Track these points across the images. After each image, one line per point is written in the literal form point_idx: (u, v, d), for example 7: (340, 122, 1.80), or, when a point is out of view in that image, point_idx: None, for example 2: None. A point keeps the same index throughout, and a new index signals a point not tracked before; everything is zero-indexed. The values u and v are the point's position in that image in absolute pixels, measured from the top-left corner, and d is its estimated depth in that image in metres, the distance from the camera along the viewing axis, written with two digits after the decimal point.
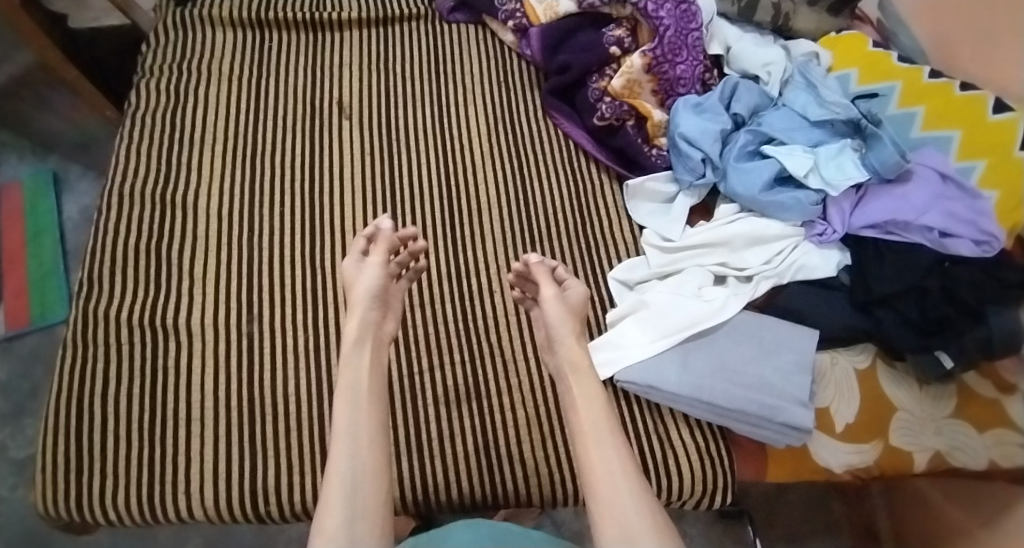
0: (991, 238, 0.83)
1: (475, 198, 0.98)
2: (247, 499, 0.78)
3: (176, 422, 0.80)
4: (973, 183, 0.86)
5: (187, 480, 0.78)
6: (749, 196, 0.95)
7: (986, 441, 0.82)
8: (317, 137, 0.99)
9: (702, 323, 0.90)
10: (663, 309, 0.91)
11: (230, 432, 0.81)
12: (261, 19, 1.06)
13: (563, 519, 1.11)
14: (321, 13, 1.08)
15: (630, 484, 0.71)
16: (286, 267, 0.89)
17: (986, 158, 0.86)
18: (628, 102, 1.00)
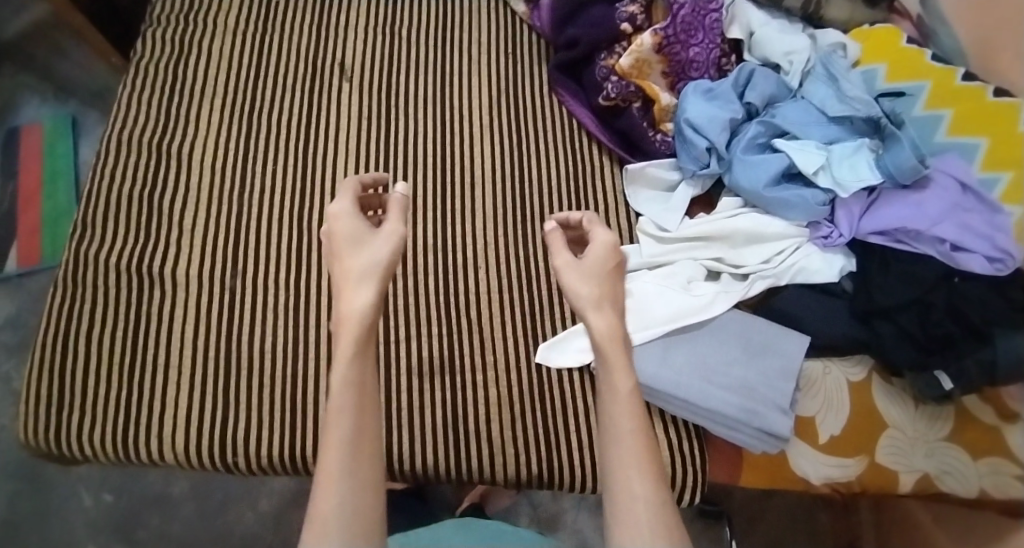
0: (1006, 255, 0.81)
1: (470, 173, 0.96)
2: (215, 447, 0.80)
3: (153, 368, 0.82)
4: (995, 196, 0.83)
5: (160, 424, 0.81)
6: (753, 190, 0.91)
7: (980, 469, 0.86)
8: (317, 99, 0.98)
9: (687, 318, 0.87)
10: (648, 300, 0.88)
11: (204, 382, 0.82)
12: None
13: (540, 501, 1.11)
14: None
15: (640, 486, 0.64)
16: (274, 225, 0.90)
17: (1011, 172, 0.84)
18: (635, 83, 0.96)
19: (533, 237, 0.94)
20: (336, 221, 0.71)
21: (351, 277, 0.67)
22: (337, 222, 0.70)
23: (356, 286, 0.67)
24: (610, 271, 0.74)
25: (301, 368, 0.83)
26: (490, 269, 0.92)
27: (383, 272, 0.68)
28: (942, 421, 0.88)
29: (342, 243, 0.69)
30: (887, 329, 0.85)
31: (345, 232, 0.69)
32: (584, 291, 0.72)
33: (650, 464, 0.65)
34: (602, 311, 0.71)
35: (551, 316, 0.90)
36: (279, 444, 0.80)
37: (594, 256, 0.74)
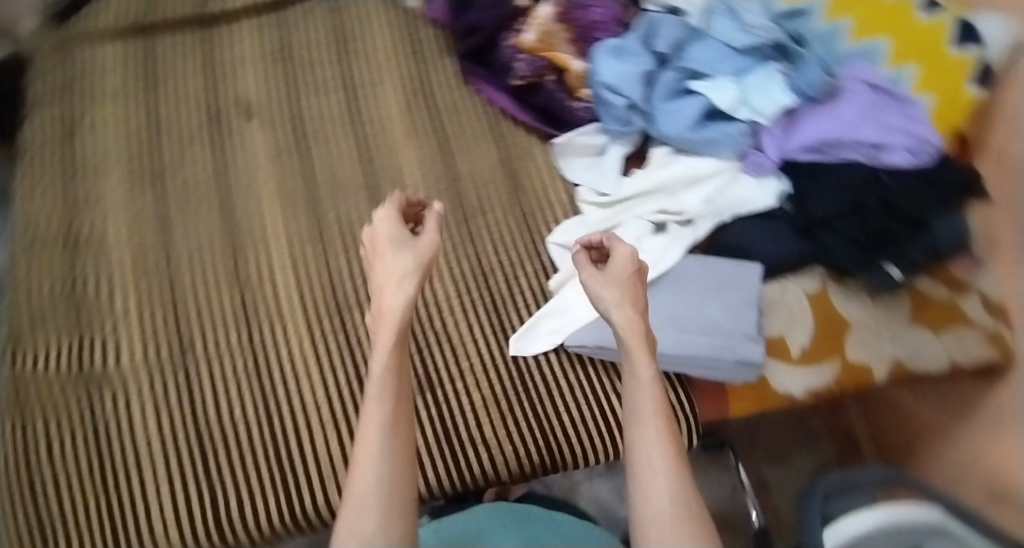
0: (926, 144, 0.85)
1: (402, 184, 0.94)
2: (212, 530, 0.77)
3: (126, 470, 0.78)
4: (906, 90, 0.87)
5: (148, 524, 0.76)
6: (679, 137, 0.92)
7: (945, 342, 0.91)
8: (227, 146, 0.94)
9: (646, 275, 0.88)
10: None
11: (183, 470, 0.79)
12: (147, 26, 1.01)
13: (552, 480, 1.13)
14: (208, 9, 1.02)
15: (663, 485, 0.63)
16: (216, 288, 0.88)
17: (917, 64, 0.87)
18: (544, 57, 0.96)
19: (480, 233, 0.94)
20: (377, 230, 0.75)
21: (393, 276, 0.72)
22: (379, 228, 0.75)
23: (400, 282, 0.71)
24: (631, 276, 0.75)
25: (284, 423, 0.82)
26: (443, 279, 0.92)
27: (421, 273, 0.73)
28: (900, 307, 0.93)
29: (386, 246, 0.74)
30: (832, 240, 0.88)
31: (389, 236, 0.73)
32: (603, 296, 0.73)
33: (674, 462, 0.64)
34: (626, 315, 0.71)
35: (516, 307, 0.91)
36: (281, 507, 0.78)
37: (616, 265, 0.75)
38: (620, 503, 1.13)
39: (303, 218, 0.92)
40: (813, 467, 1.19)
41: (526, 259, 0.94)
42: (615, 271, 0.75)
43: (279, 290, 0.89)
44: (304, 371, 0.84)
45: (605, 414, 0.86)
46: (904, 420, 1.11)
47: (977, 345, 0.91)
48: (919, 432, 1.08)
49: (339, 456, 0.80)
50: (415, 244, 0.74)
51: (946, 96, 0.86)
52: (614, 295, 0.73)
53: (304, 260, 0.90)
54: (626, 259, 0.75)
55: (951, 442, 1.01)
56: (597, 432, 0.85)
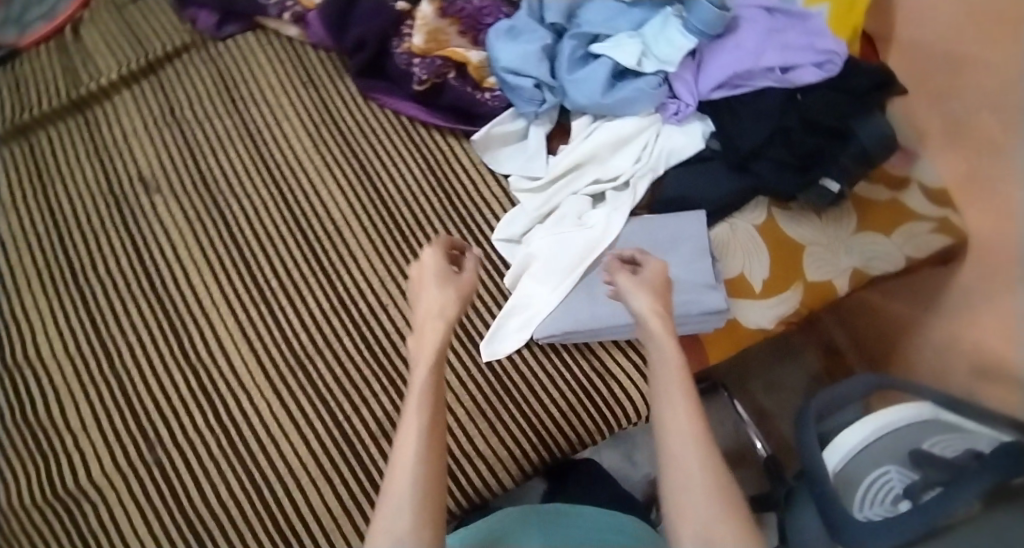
0: (831, 56, 0.87)
1: (331, 220, 0.91)
2: None
3: None
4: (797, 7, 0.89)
5: None
6: (594, 103, 0.90)
7: (897, 241, 0.93)
8: (140, 231, 0.88)
9: (595, 252, 0.86)
10: (553, 253, 0.87)
11: None
12: (18, 127, 0.92)
13: None
14: (77, 91, 0.93)
15: (698, 483, 0.62)
16: (169, 375, 0.85)
17: None
18: (440, 55, 0.91)
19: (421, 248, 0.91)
20: (422, 265, 0.76)
21: (435, 306, 0.72)
22: (426, 260, 0.76)
23: (441, 311, 0.72)
24: (660, 284, 0.77)
25: (276, 493, 0.80)
26: (397, 305, 0.89)
27: (459, 303, 0.73)
28: (847, 217, 0.95)
29: (429, 279, 0.75)
30: (766, 168, 0.88)
31: (434, 268, 0.74)
32: (636, 301, 0.75)
33: (703, 447, 0.64)
34: (659, 319, 0.73)
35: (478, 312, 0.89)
36: None
37: (649, 272, 0.77)
38: (634, 469, 1.14)
39: (239, 281, 0.88)
40: (806, 385, 1.18)
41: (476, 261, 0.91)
42: (649, 279, 0.77)
43: (235, 362, 0.85)
44: (283, 436, 0.82)
45: (590, 395, 0.85)
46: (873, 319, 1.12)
47: (927, 236, 0.92)
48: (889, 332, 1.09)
49: (337, 507, 0.79)
50: (456, 279, 0.75)
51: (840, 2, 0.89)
52: (647, 299, 0.74)
53: (253, 325, 0.87)
54: (657, 269, 0.78)
55: (927, 330, 1.02)
56: (587, 412, 0.84)
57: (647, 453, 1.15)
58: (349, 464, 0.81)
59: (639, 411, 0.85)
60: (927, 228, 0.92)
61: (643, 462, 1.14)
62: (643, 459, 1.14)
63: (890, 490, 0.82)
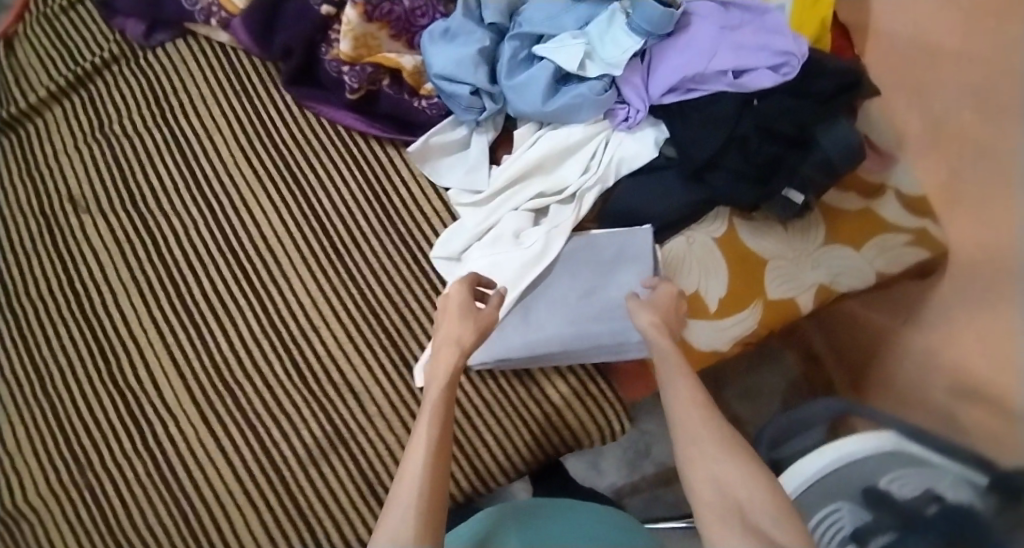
0: (788, 57, 0.80)
1: (260, 235, 0.87)
2: None
3: None
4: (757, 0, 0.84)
5: None
6: (535, 111, 0.84)
7: (868, 255, 0.87)
8: (69, 253, 0.87)
9: (531, 273, 0.82)
10: (488, 274, 0.82)
11: None
12: None
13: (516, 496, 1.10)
14: (8, 111, 0.91)
15: (726, 466, 0.60)
16: (100, 401, 0.83)
17: None
18: (370, 62, 0.86)
19: (357, 266, 0.87)
20: (447, 299, 0.76)
21: (453, 334, 0.72)
22: (452, 292, 0.76)
23: (459, 337, 0.72)
24: (671, 309, 0.77)
25: (205, 519, 0.80)
26: (331, 327, 0.85)
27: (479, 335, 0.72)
28: (816, 228, 0.88)
29: (452, 309, 0.75)
30: (722, 180, 0.82)
31: (457, 300, 0.74)
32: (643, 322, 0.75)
33: (727, 443, 0.62)
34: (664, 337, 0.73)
35: (415, 335, 0.85)
36: None
37: (660, 297, 0.77)
38: (599, 476, 1.12)
39: (170, 305, 0.85)
40: (783, 391, 1.13)
41: (411, 281, 0.86)
42: (659, 303, 0.77)
43: (162, 389, 0.83)
44: (215, 463, 0.81)
45: (528, 423, 0.83)
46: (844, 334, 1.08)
47: (900, 250, 0.86)
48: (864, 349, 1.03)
49: (264, 534, 0.80)
50: (477, 314, 0.74)
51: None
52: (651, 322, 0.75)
53: (180, 350, 0.84)
54: (666, 293, 0.78)
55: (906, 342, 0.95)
56: (524, 439, 0.83)
57: (614, 461, 1.12)
58: (279, 491, 0.81)
59: (576, 436, 0.85)
60: (902, 242, 0.86)
61: (609, 470, 1.12)
62: (609, 467, 1.12)
63: (839, 531, 0.78)
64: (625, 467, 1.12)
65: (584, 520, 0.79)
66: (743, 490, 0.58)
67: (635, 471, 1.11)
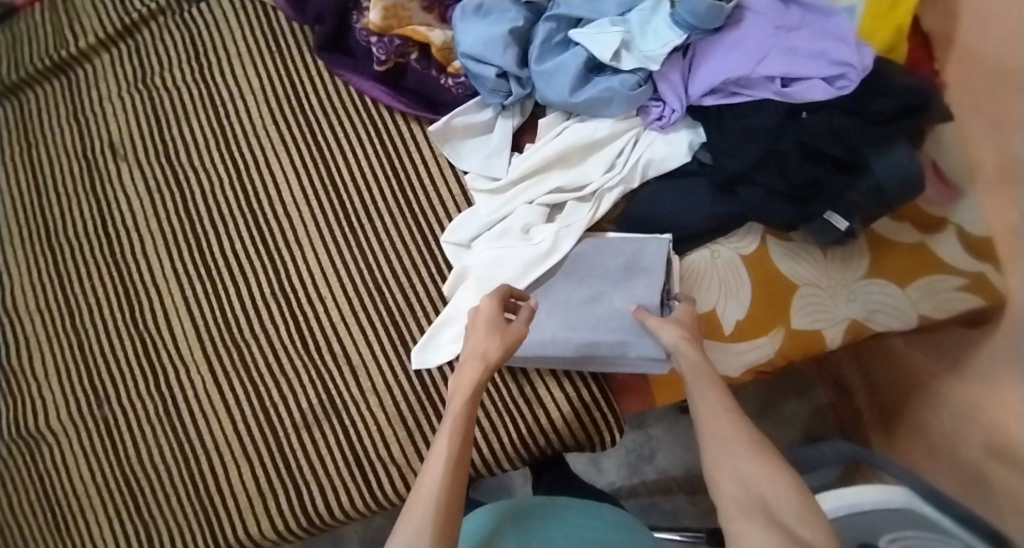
0: (845, 69, 0.72)
1: (280, 201, 0.86)
2: None
3: (62, 527, 0.81)
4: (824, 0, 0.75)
5: None
6: (561, 102, 0.79)
7: (913, 296, 0.79)
8: (101, 192, 0.89)
9: (534, 272, 0.77)
10: (490, 267, 0.79)
11: (113, 524, 0.80)
12: (10, 85, 0.97)
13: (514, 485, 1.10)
14: (60, 53, 0.95)
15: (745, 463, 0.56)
16: (112, 336, 0.84)
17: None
18: (398, 34, 0.84)
19: (368, 239, 0.84)
20: (476, 312, 0.71)
21: (479, 350, 0.68)
22: (482, 307, 0.71)
23: (484, 352, 0.67)
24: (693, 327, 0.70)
25: (202, 465, 0.79)
26: (338, 295, 0.82)
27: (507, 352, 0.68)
28: (858, 258, 0.80)
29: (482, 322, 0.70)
30: (755, 195, 0.74)
31: (486, 313, 0.69)
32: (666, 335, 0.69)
33: (742, 439, 0.58)
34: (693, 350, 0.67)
35: (416, 314, 0.81)
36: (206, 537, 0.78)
37: (681, 315, 0.71)
38: (598, 474, 1.10)
39: (187, 252, 0.85)
40: (806, 417, 1.12)
41: (420, 262, 0.83)
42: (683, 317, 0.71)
43: (175, 334, 0.83)
44: (214, 411, 0.80)
45: (515, 422, 0.81)
46: (886, 369, 1.02)
47: (950, 295, 0.78)
48: (908, 385, 0.97)
49: (253, 492, 0.78)
50: (506, 328, 0.69)
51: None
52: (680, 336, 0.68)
53: (197, 304, 0.84)
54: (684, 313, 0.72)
55: (946, 391, 0.89)
56: (509, 437, 0.81)
57: (616, 461, 1.10)
58: (271, 451, 0.79)
59: (563, 442, 0.82)
60: (954, 286, 0.78)
61: (608, 470, 1.10)
62: (610, 466, 1.10)
63: None
64: (625, 468, 1.10)
65: (576, 517, 0.78)
66: (766, 486, 0.55)
67: (635, 474, 1.10)
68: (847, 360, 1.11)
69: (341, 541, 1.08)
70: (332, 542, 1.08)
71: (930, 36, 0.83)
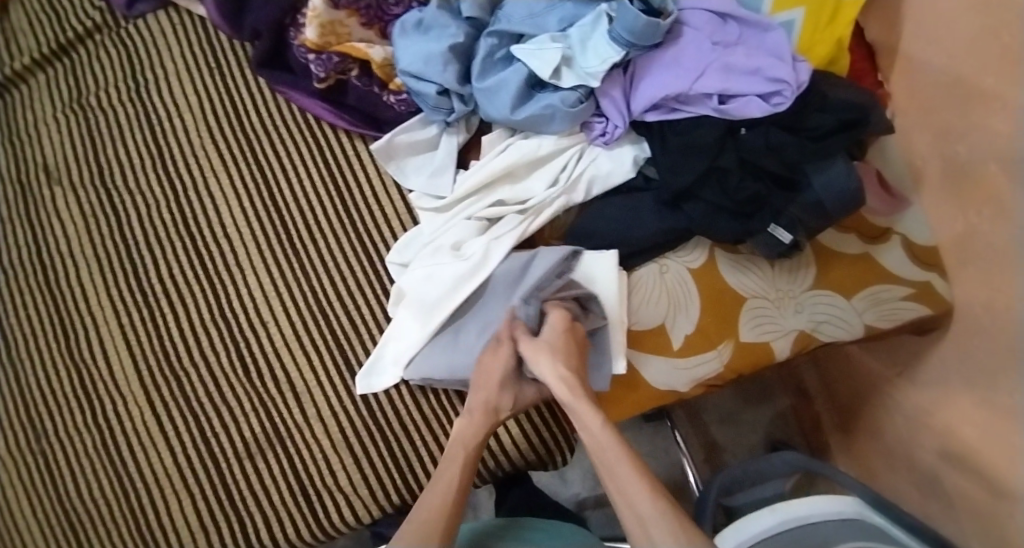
0: (781, 86, 0.71)
1: (221, 225, 0.84)
2: None
3: None
4: (762, 14, 0.74)
5: None
6: (503, 119, 0.78)
7: (859, 307, 0.78)
8: (38, 217, 0.87)
9: (466, 287, 0.76)
10: (426, 284, 0.77)
11: None
12: None
13: (479, 501, 1.10)
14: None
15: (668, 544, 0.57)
16: (50, 365, 0.82)
17: (803, 7, 0.74)
18: (336, 51, 0.82)
19: (311, 261, 0.83)
20: (490, 356, 0.71)
21: (492, 405, 0.70)
22: (497, 359, 0.70)
23: (497, 409, 0.70)
24: (564, 339, 0.69)
25: (144, 499, 0.78)
26: (281, 319, 0.81)
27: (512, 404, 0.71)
28: (805, 270, 0.79)
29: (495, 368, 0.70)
30: (699, 211, 0.74)
31: (503, 366, 0.70)
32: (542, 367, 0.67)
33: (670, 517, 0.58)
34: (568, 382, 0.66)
35: (361, 337, 0.80)
36: None
37: (550, 331, 0.69)
38: (564, 486, 1.10)
39: (125, 277, 0.83)
40: (767, 422, 1.12)
41: (365, 284, 0.81)
42: (554, 343, 0.68)
43: (114, 364, 0.81)
44: (155, 442, 0.79)
45: None
46: (842, 373, 1.02)
47: (896, 305, 0.78)
48: (862, 391, 0.98)
49: (197, 523, 0.77)
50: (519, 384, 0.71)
51: (816, 8, 0.74)
52: (550, 359, 0.67)
53: (136, 332, 0.82)
54: (558, 321, 0.70)
55: (900, 397, 0.90)
56: None
57: (580, 472, 1.10)
58: (215, 481, 0.77)
59: (514, 463, 0.81)
60: (901, 297, 0.78)
61: (574, 481, 1.10)
62: (575, 477, 1.10)
63: None
64: (590, 479, 1.10)
65: (537, 536, 0.77)
66: None
67: (600, 484, 1.09)
68: (805, 364, 1.11)
69: None
70: None
71: (874, 45, 0.82)
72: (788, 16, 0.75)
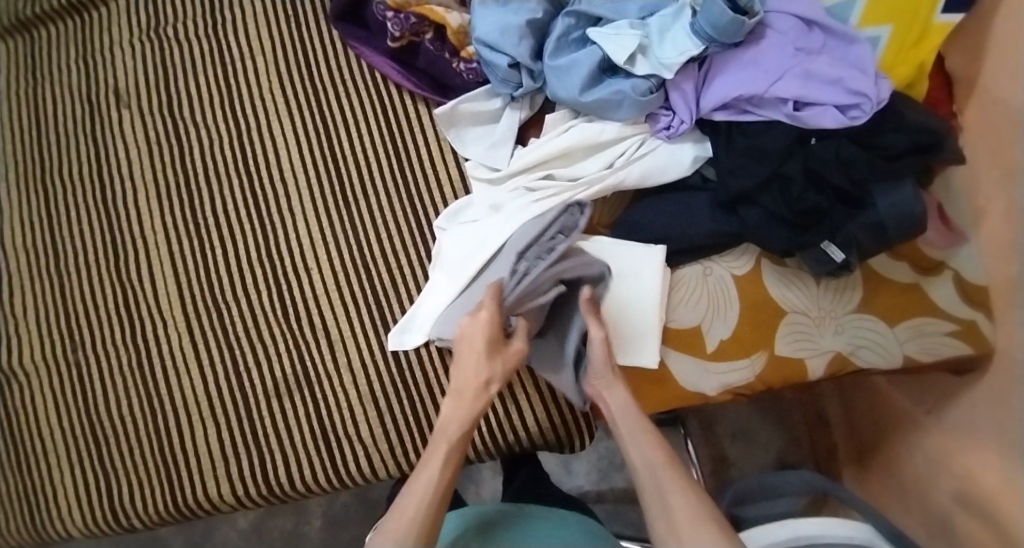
0: (859, 99, 0.71)
1: (279, 168, 0.85)
2: (109, 515, 0.79)
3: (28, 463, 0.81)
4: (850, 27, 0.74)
5: (57, 505, 0.80)
6: (570, 99, 0.78)
7: (900, 336, 0.77)
8: (101, 137, 0.88)
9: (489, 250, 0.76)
10: (465, 242, 0.78)
11: (78, 461, 0.80)
12: (20, 19, 0.95)
13: (481, 478, 1.10)
14: None
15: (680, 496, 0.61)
16: (95, 282, 0.83)
17: (892, 25, 0.74)
18: (414, 12, 0.83)
19: (360, 216, 0.83)
20: (474, 324, 0.68)
21: (478, 381, 0.68)
22: (478, 321, 0.68)
23: (486, 383, 0.68)
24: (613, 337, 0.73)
25: (171, 423, 0.79)
26: (326, 267, 0.82)
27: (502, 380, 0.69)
28: (852, 290, 0.78)
29: (480, 341, 0.68)
30: (754, 216, 0.74)
31: (487, 337, 0.67)
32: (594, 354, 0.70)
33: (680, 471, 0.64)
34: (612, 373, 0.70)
35: (399, 294, 0.81)
36: (166, 499, 0.78)
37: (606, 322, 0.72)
38: (568, 476, 1.10)
39: (181, 206, 0.85)
40: (782, 444, 1.11)
41: (410, 243, 0.82)
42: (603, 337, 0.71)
43: (159, 288, 0.82)
44: (190, 369, 0.80)
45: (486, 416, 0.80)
46: (868, 406, 1.01)
47: (939, 339, 0.77)
48: (884, 425, 0.97)
49: (219, 454, 0.78)
50: (506, 354, 0.69)
51: (903, 29, 0.74)
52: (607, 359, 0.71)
53: (184, 260, 0.83)
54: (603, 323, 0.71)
55: (923, 434, 0.88)
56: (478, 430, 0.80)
57: (587, 465, 1.10)
58: (242, 414, 0.78)
59: (533, 441, 0.81)
60: (945, 332, 0.76)
61: (578, 473, 1.10)
62: (581, 469, 1.10)
63: None
64: (595, 473, 1.09)
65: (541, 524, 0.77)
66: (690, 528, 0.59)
67: (605, 480, 1.09)
68: (829, 393, 1.10)
69: (306, 514, 1.08)
70: (296, 512, 1.08)
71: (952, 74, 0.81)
72: (875, 32, 0.74)
